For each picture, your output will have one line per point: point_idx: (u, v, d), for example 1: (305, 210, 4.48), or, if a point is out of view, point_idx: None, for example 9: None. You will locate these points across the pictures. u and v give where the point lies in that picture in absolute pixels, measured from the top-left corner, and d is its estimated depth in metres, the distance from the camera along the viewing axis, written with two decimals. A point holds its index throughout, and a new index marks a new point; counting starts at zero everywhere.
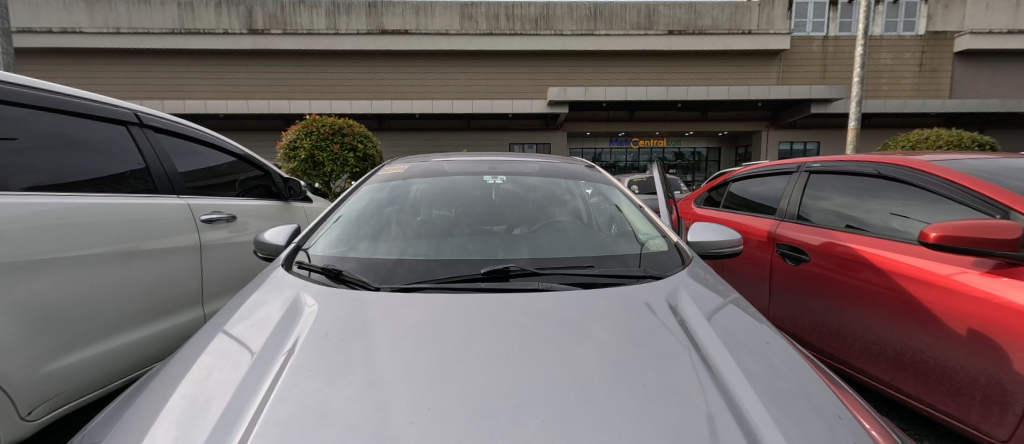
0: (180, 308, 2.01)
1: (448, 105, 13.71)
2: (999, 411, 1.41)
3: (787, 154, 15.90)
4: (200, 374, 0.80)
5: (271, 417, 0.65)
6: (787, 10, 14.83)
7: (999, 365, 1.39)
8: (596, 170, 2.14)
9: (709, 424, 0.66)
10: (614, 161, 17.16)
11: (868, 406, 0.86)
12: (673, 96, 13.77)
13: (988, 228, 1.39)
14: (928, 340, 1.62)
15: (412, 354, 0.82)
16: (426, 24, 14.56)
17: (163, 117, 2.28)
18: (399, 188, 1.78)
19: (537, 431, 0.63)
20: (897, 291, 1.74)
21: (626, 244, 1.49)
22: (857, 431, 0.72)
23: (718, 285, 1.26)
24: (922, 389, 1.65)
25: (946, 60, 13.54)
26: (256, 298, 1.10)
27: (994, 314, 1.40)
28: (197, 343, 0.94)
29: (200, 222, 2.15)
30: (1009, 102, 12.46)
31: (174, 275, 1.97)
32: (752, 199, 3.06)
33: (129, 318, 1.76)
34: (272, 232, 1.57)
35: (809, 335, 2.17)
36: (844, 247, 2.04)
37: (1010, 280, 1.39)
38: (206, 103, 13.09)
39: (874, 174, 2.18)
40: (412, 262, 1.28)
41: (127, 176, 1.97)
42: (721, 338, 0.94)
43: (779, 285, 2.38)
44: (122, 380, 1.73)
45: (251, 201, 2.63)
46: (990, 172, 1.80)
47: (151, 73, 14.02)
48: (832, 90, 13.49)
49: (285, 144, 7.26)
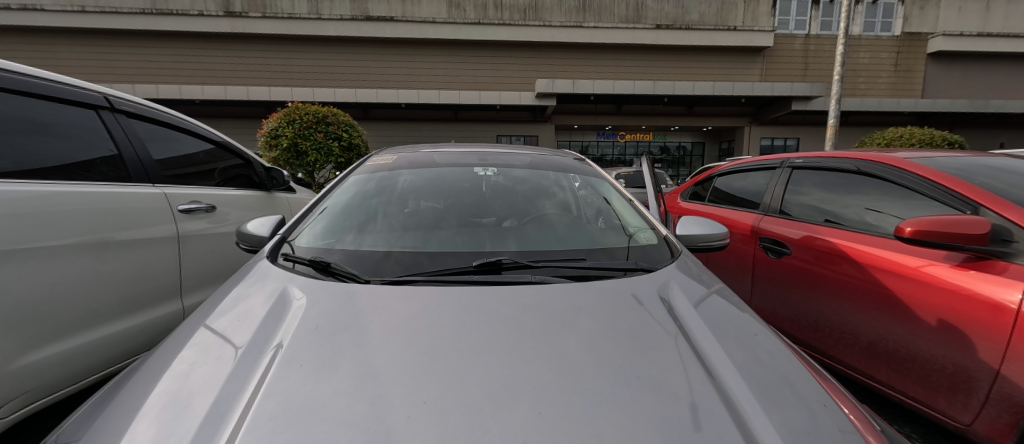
0: (158, 301, 1.93)
1: (436, 95, 13.63)
2: (965, 397, 1.48)
3: (769, 149, 16.26)
4: (182, 370, 0.77)
5: (258, 412, 0.64)
6: (771, 7, 15.07)
7: (967, 354, 1.46)
8: (586, 163, 2.13)
9: (692, 413, 0.67)
10: (600, 154, 17.29)
11: (851, 396, 0.88)
12: (660, 90, 13.88)
13: (959, 223, 1.47)
14: (900, 330, 1.70)
15: (408, 340, 0.83)
16: (412, 12, 14.16)
17: (135, 101, 2.16)
18: (385, 179, 1.75)
19: (530, 421, 0.64)
20: (873, 283, 1.81)
21: (615, 236, 1.50)
22: (840, 419, 0.74)
23: (704, 276, 1.27)
24: (895, 377, 1.72)
25: (920, 61, 13.96)
26: (238, 291, 1.07)
27: (963, 306, 1.48)
28: (178, 338, 0.90)
29: (178, 212, 2.07)
30: (977, 102, 12.98)
31: (152, 266, 1.90)
32: (736, 193, 3.12)
33: (103, 313, 1.68)
34: (255, 223, 1.53)
35: (789, 327, 2.23)
36: (823, 241, 2.11)
37: (978, 273, 1.47)
38: (181, 89, 12.62)
39: (853, 170, 2.25)
40: (401, 254, 1.26)
41: (98, 164, 1.87)
42: (710, 328, 0.96)
43: (761, 278, 2.44)
44: (97, 376, 1.67)
45: (232, 191, 2.54)
46: (963, 170, 1.88)
47: (122, 57, 13.29)
48: (812, 88, 13.86)
49: (266, 132, 7.04)
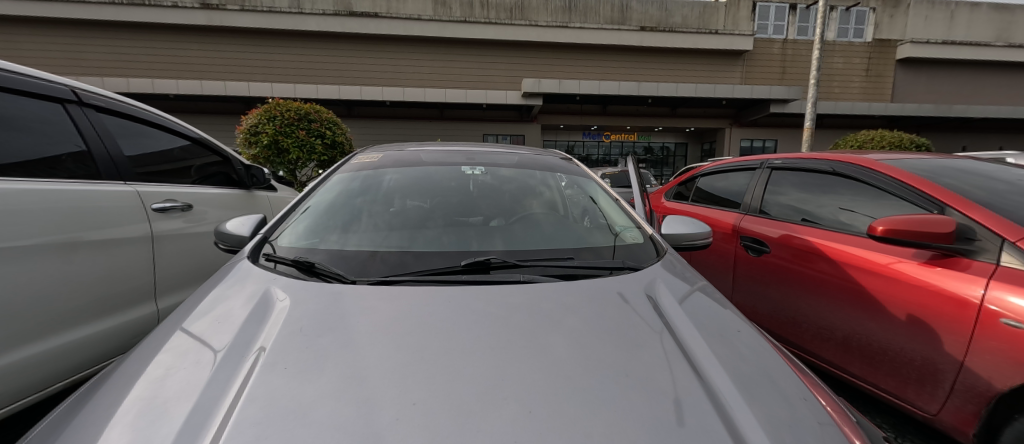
0: (132, 303, 1.86)
1: (421, 93, 13.46)
2: (932, 388, 1.55)
3: (748, 151, 16.68)
4: (158, 374, 0.74)
5: (240, 417, 0.62)
6: (751, 12, 15.49)
7: (934, 347, 1.54)
8: (573, 162, 2.14)
9: (677, 409, 0.68)
10: (586, 154, 17.39)
11: (828, 389, 0.91)
12: (644, 91, 14.07)
13: (927, 222, 1.54)
14: (873, 325, 1.76)
15: (396, 340, 0.82)
16: (397, 8, 13.97)
17: (104, 94, 2.06)
18: (370, 178, 1.72)
19: (519, 422, 0.63)
20: (847, 280, 1.88)
21: (601, 235, 1.52)
22: (818, 411, 0.76)
23: (687, 273, 1.30)
24: (868, 370, 1.79)
25: (889, 67, 14.58)
26: (217, 292, 1.03)
27: (930, 301, 1.55)
28: (153, 342, 0.87)
29: (152, 211, 1.99)
30: (942, 107, 13.61)
31: (125, 267, 1.83)
32: (717, 193, 3.19)
33: (73, 316, 1.62)
34: (234, 222, 1.48)
35: (768, 323, 2.30)
36: (801, 239, 2.17)
37: (944, 270, 1.55)
38: (153, 83, 12.13)
39: (828, 171, 2.33)
40: (387, 254, 1.24)
41: (64, 160, 1.79)
42: (694, 324, 0.98)
43: (741, 276, 2.50)
44: (65, 382, 1.60)
45: (209, 189, 2.45)
46: (931, 171, 1.97)
47: (89, 49, 12.71)
48: (789, 91, 14.30)
49: (245, 129, 6.83)
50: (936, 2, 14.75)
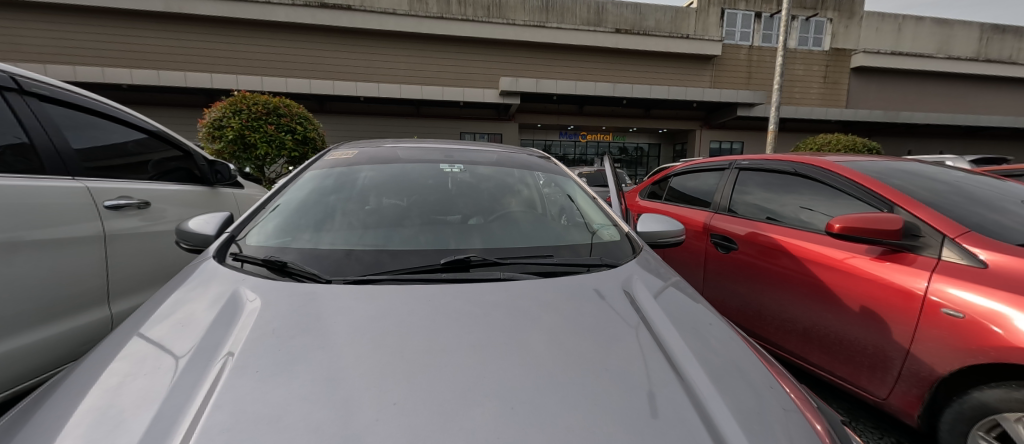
0: (82, 308, 1.73)
1: (397, 89, 13.17)
2: (882, 374, 1.67)
3: (717, 152, 17.32)
4: (113, 382, 0.69)
5: (207, 422, 0.59)
6: (719, 18, 16.13)
7: (885, 335, 1.65)
8: (550, 161, 2.15)
9: (651, 401, 0.70)
10: (563, 154, 17.51)
11: (790, 376, 0.97)
12: (619, 93, 14.35)
13: (880, 220, 1.65)
14: (830, 316, 1.87)
15: (374, 340, 0.80)
16: (372, 2, 13.65)
17: (50, 82, 1.90)
18: (344, 175, 1.67)
19: (498, 419, 0.63)
20: (808, 275, 1.99)
21: (579, 233, 1.54)
22: (783, 398, 0.80)
23: (661, 269, 1.34)
24: (826, 359, 1.90)
25: (844, 75, 15.52)
26: (179, 295, 0.98)
27: (881, 293, 1.67)
28: (106, 349, 0.81)
29: (104, 208, 1.85)
30: (890, 113, 14.60)
31: (75, 269, 1.71)
32: (689, 192, 3.30)
33: (16, 322, 1.50)
34: (197, 220, 1.40)
35: (736, 317, 2.39)
36: (766, 236, 2.28)
37: (893, 264, 1.67)
38: (104, 71, 11.34)
39: (790, 172, 2.46)
40: (362, 252, 1.21)
41: (2, 152, 1.63)
42: (668, 318, 1.01)
43: (711, 272, 2.60)
44: (4, 394, 1.48)
45: (169, 185, 2.32)
46: (882, 173, 2.11)
47: (29, 33, 11.73)
48: (754, 96, 14.96)
49: (208, 122, 6.48)
50: (886, 15, 15.83)
